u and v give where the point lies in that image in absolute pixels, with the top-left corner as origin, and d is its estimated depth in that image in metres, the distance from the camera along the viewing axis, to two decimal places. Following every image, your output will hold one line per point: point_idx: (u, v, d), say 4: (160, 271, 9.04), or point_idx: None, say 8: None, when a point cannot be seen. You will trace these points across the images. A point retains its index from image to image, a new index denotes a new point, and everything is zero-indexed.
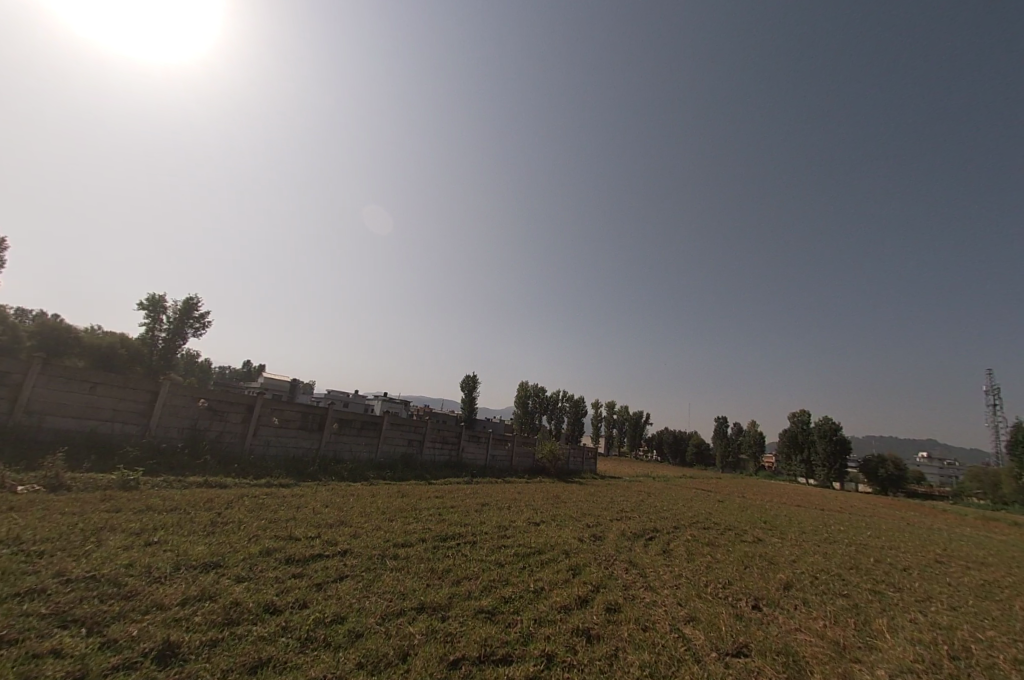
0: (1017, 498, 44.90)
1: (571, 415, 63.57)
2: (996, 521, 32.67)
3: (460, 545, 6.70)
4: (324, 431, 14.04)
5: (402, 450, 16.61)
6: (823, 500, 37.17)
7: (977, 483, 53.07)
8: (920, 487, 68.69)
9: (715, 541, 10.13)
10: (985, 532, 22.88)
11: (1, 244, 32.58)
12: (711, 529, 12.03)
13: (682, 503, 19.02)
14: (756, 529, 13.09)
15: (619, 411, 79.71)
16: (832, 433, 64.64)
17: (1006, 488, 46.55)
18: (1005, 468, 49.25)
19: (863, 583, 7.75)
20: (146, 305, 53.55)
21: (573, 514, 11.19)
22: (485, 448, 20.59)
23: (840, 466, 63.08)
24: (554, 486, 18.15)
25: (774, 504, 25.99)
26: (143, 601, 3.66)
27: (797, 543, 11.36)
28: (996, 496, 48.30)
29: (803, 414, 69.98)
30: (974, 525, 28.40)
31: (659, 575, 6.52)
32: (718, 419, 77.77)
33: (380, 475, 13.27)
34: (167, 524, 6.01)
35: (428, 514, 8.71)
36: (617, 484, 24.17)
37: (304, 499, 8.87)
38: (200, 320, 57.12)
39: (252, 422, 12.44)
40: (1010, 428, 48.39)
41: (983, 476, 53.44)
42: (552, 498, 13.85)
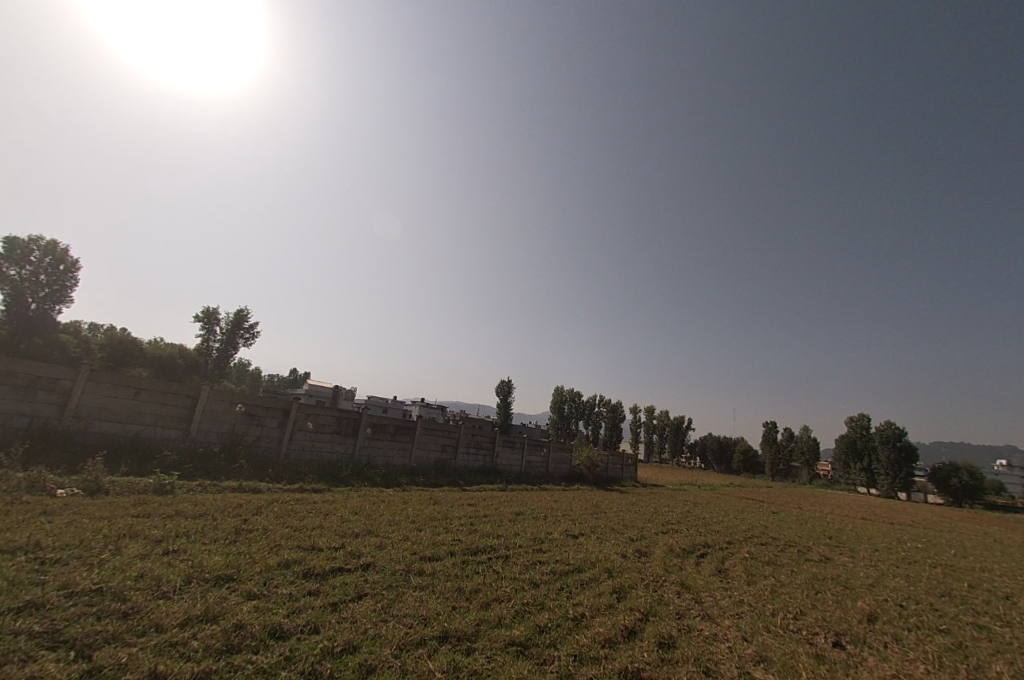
0: None
1: (608, 420, 61.96)
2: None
3: (492, 560, 6.18)
4: (358, 436, 13.95)
5: (436, 455, 16.34)
6: (889, 513, 33.97)
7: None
8: (1001, 499, 62.17)
9: (777, 560, 9.08)
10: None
11: (75, 265, 35.37)
12: (771, 545, 10.90)
13: (732, 514, 17.65)
14: (821, 547, 11.79)
15: (659, 416, 77.14)
16: (896, 439, 59.57)
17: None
18: None
19: (964, 615, 6.60)
20: (201, 318, 56.84)
21: (615, 525, 10.42)
22: (520, 454, 20.04)
23: (906, 476, 57.95)
24: (593, 494, 17.33)
25: (835, 516, 23.85)
26: (141, 621, 3.38)
27: (872, 564, 10.08)
28: None
29: (863, 418, 64.95)
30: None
31: (716, 601, 5.74)
32: (766, 424, 73.58)
33: (412, 481, 12.98)
34: (191, 530, 5.85)
35: (460, 523, 8.25)
36: (659, 492, 22.98)
37: (333, 506, 8.63)
38: (249, 331, 59.94)
39: (288, 427, 12.49)
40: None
41: None
42: (591, 507, 13.09)
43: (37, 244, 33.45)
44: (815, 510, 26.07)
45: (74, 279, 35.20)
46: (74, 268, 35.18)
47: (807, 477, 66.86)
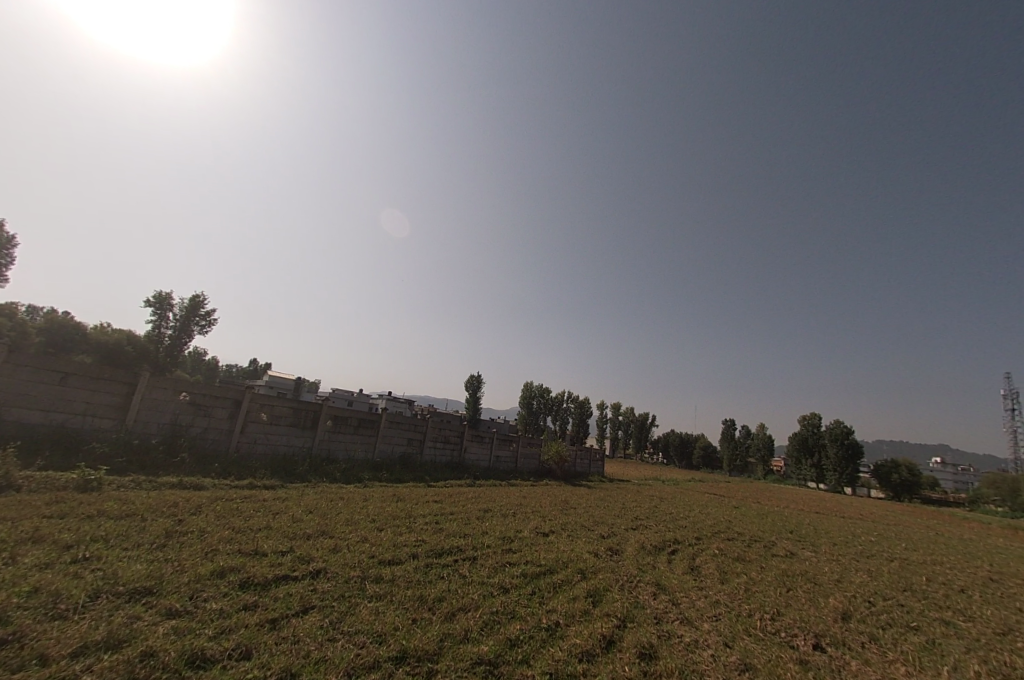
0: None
1: (577, 417, 62.47)
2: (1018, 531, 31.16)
3: (458, 562, 5.74)
4: (318, 429, 13.15)
5: (402, 450, 15.69)
6: (838, 507, 35.68)
7: (993, 490, 51.51)
8: (933, 492, 67.04)
9: (746, 556, 9.04)
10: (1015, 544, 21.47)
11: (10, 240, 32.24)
12: (737, 540, 10.95)
13: (697, 509, 17.89)
14: (784, 541, 11.98)
15: (625, 413, 78.57)
16: (844, 437, 62.94)
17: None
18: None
19: (927, 610, 6.67)
20: (152, 302, 53.28)
21: (586, 522, 10.16)
22: (488, 448, 19.64)
23: (852, 471, 61.37)
24: (562, 489, 17.14)
25: (791, 510, 24.74)
26: (21, 652, 2.73)
27: (833, 559, 10.28)
28: (1013, 505, 46.52)
29: (815, 417, 68.27)
30: (994, 532, 27.16)
31: (693, 603, 5.51)
32: (726, 422, 76.19)
33: (375, 477, 12.33)
34: (111, 534, 5.09)
35: (424, 522, 7.74)
36: (625, 487, 23.15)
37: (286, 504, 7.93)
38: (206, 318, 56.73)
39: (240, 418, 11.56)
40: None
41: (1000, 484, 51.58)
42: (561, 503, 12.84)
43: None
44: (772, 504, 26.99)
45: (8, 257, 32.09)
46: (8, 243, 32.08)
47: (762, 472, 69.74)
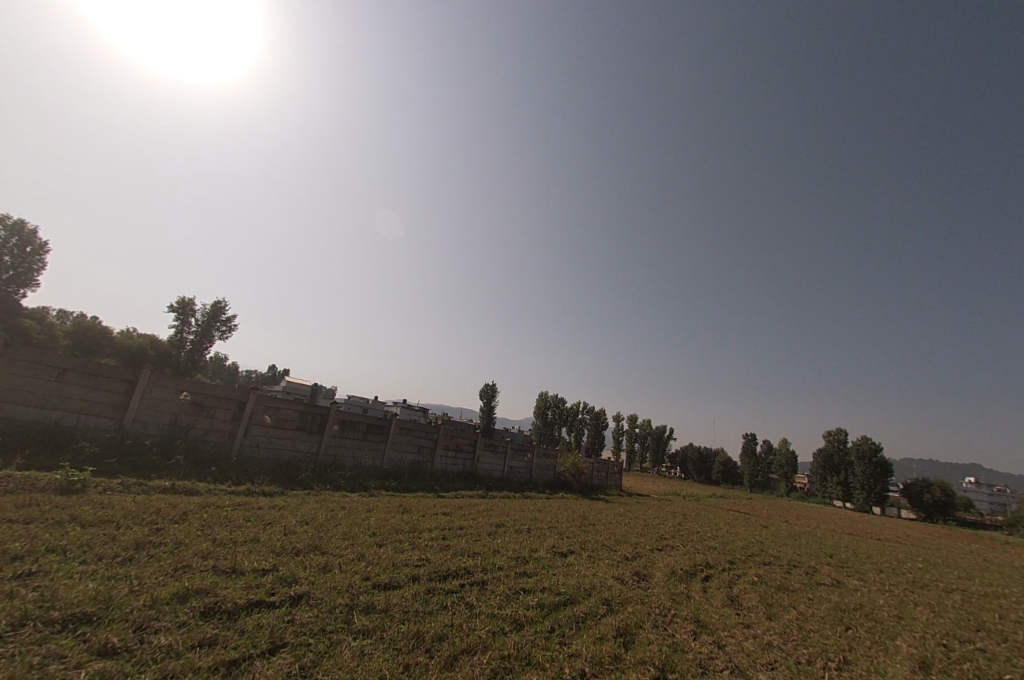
0: None
1: (592, 428, 61.12)
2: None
3: (465, 589, 4.97)
4: (324, 433, 12.58)
5: (412, 458, 15.01)
6: (869, 528, 33.62)
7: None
8: (969, 514, 63.39)
9: (790, 586, 8.03)
10: None
11: (44, 248, 33.19)
12: (775, 566, 9.89)
13: (723, 528, 16.71)
14: (826, 567, 10.86)
15: (642, 425, 76.82)
16: (872, 455, 60.04)
17: None
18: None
19: (1019, 658, 5.63)
20: (176, 308, 54.36)
21: (606, 541, 9.28)
22: (502, 459, 18.83)
23: (881, 490, 58.41)
24: (579, 504, 16.21)
25: (822, 531, 23.17)
26: None
27: (886, 590, 9.16)
28: None
29: (841, 433, 65.44)
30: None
31: (741, 647, 4.63)
32: (747, 436, 73.70)
33: (382, 486, 11.68)
34: (75, 544, 4.51)
35: (430, 537, 7.00)
36: (645, 502, 22.00)
37: (282, 513, 7.32)
38: (226, 324, 57.49)
39: (243, 421, 11.06)
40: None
41: None
42: (578, 519, 11.95)
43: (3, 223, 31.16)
44: (801, 524, 25.36)
45: (41, 262, 32.89)
46: (42, 249, 33.02)
47: (785, 489, 67.02)
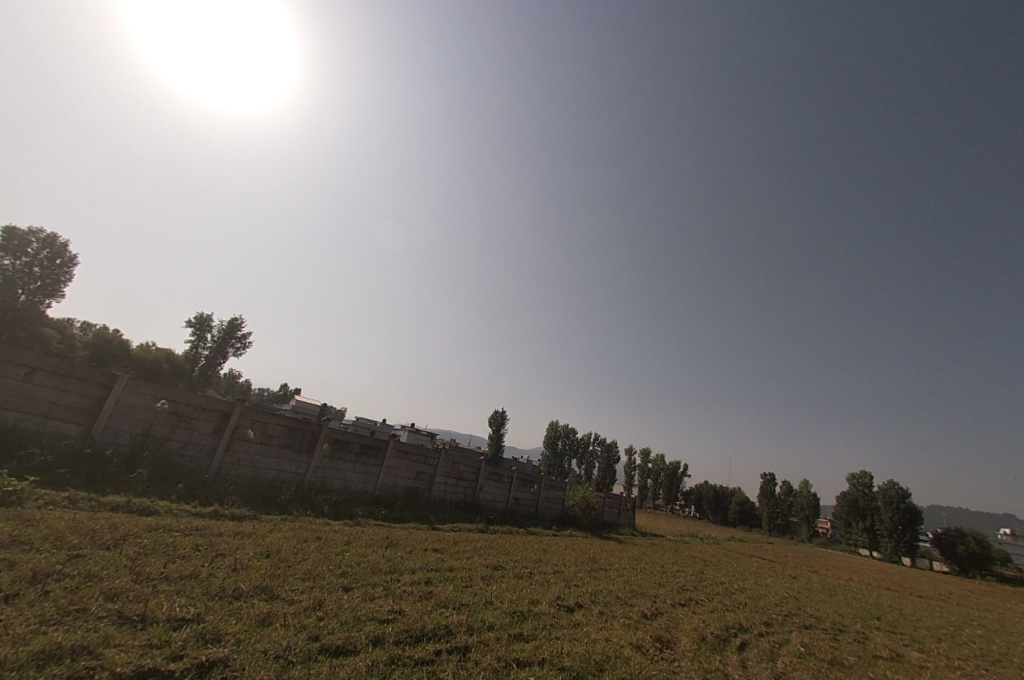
0: None
1: (603, 461, 58.93)
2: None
3: (440, 659, 3.86)
4: (313, 453, 11.62)
5: (408, 484, 13.89)
6: (903, 582, 30.77)
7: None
8: (1011, 572, 58.48)
9: (844, 659, 6.63)
10: None
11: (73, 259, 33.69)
12: (820, 631, 8.40)
13: (750, 579, 14.97)
14: (878, 633, 9.29)
15: (655, 459, 74.11)
16: (900, 501, 56.37)
17: None
18: None
19: None
20: (193, 323, 54.81)
21: (621, 593, 7.97)
22: (507, 489, 17.55)
23: (912, 540, 54.47)
24: (588, 543, 14.78)
25: (857, 585, 20.96)
26: None
27: (958, 667, 7.64)
28: None
29: (866, 476, 61.95)
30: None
31: None
32: (765, 476, 70.21)
33: (370, 514, 10.59)
34: None
35: (410, 581, 5.90)
36: (660, 544, 20.23)
37: (242, 544, 6.31)
38: (241, 341, 57.70)
39: (225, 435, 10.19)
40: None
41: None
42: (588, 562, 10.62)
43: (35, 234, 31.79)
44: (832, 576, 23.11)
45: (69, 275, 33.42)
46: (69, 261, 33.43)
47: (807, 534, 63.04)
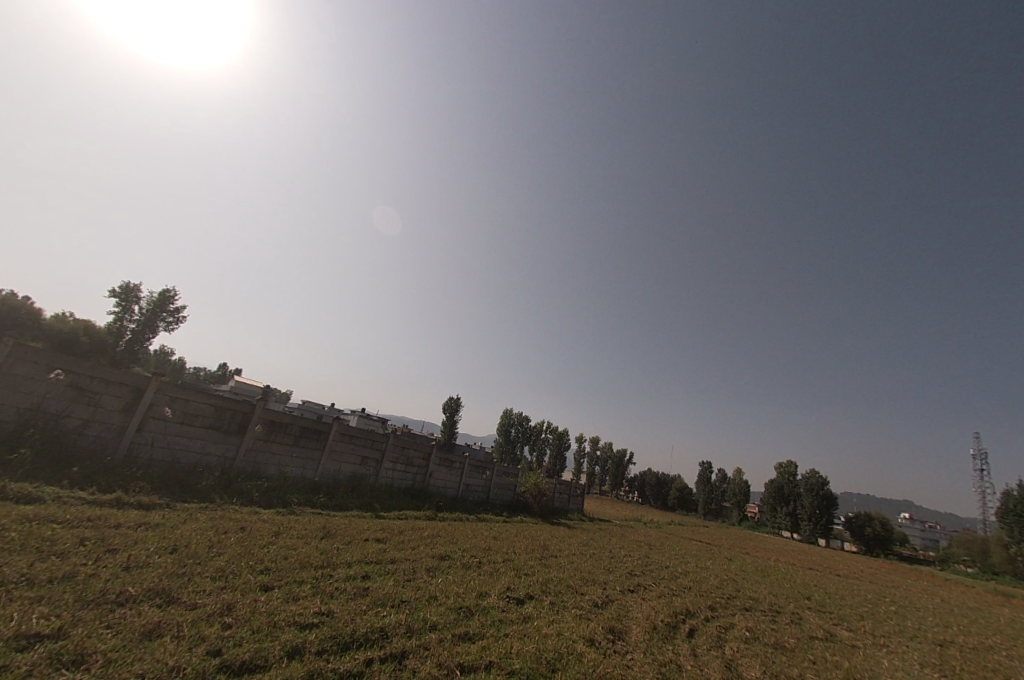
0: (1007, 569, 41.99)
1: (554, 448, 59.90)
2: (999, 594, 29.57)
3: (370, 671, 3.33)
4: (244, 435, 10.55)
5: (352, 470, 13.06)
6: (820, 561, 33.45)
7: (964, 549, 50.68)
8: (906, 550, 65.76)
9: (785, 642, 6.72)
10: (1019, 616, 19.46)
11: None
12: (760, 613, 8.61)
13: (691, 562, 15.44)
14: (810, 613, 9.71)
15: (603, 448, 76.38)
16: (820, 487, 61.51)
17: (995, 557, 43.87)
18: (995, 536, 46.48)
19: None
20: (118, 293, 49.68)
21: (571, 582, 7.73)
22: (458, 475, 17.07)
23: (828, 523, 59.68)
24: (538, 530, 14.62)
25: (783, 566, 22.41)
26: None
27: (881, 644, 8.05)
28: (985, 565, 45.33)
29: (791, 465, 67.02)
30: (988, 598, 25.45)
31: None
32: (704, 465, 74.30)
33: (307, 502, 9.74)
34: None
35: (343, 577, 5.27)
36: (607, 529, 20.57)
37: (144, 538, 5.41)
38: (174, 315, 53.04)
39: (138, 413, 8.95)
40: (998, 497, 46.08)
41: (971, 544, 50.52)
42: (538, 550, 10.37)
43: None
44: (761, 558, 24.61)
45: None
46: None
47: (738, 519, 67.53)
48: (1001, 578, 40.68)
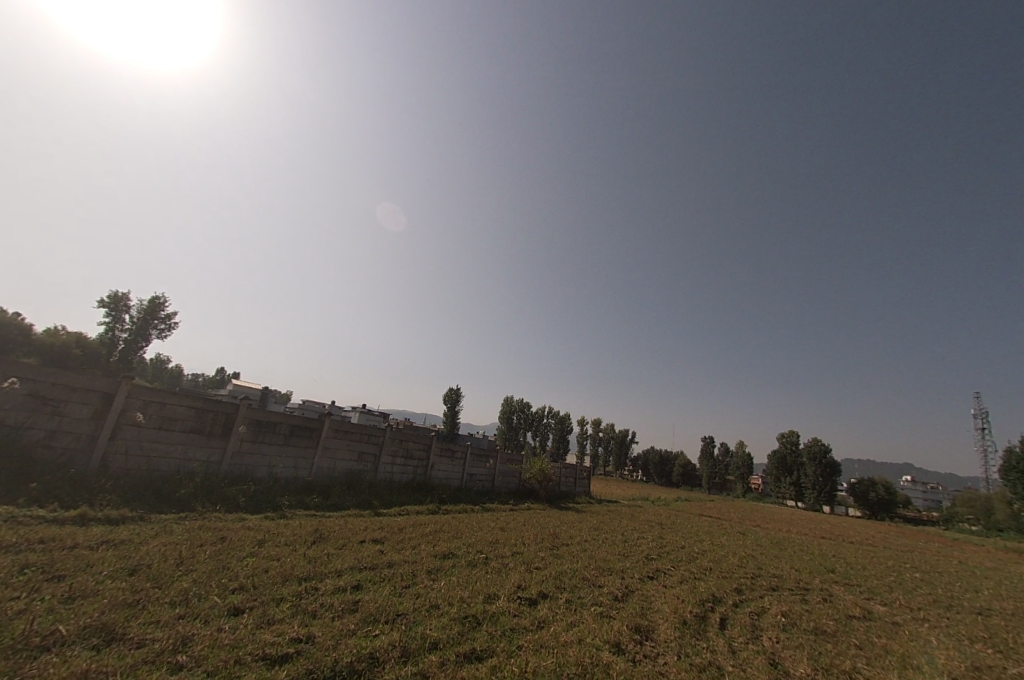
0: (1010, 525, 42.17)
1: (557, 433, 59.74)
2: (1007, 551, 29.52)
3: None
4: (229, 437, 9.86)
5: (349, 467, 12.45)
6: (828, 528, 33.33)
7: (968, 507, 50.94)
8: (909, 512, 66.43)
9: (824, 626, 6.15)
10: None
11: None
12: (788, 593, 8.05)
13: (706, 539, 14.97)
14: (838, 588, 9.21)
15: (606, 429, 76.33)
16: (822, 455, 61.62)
17: (997, 514, 44.05)
18: (999, 494, 46.62)
19: None
20: (107, 302, 48.47)
21: (587, 574, 7.13)
22: (461, 466, 16.52)
23: (832, 490, 59.90)
24: (547, 516, 14.10)
25: (795, 536, 22.10)
26: None
27: (921, 618, 7.50)
28: (989, 523, 45.57)
29: (793, 435, 67.12)
30: (999, 556, 25.33)
31: None
32: (706, 440, 74.41)
33: (299, 504, 9.09)
34: None
35: (330, 589, 4.60)
36: (616, 510, 20.15)
37: (102, 560, 4.72)
38: (166, 321, 51.98)
39: (109, 420, 8.22)
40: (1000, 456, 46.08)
41: (974, 501, 50.78)
42: (549, 539, 9.79)
43: None
44: (773, 529, 24.34)
45: None
46: None
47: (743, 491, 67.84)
48: (1006, 535, 40.82)
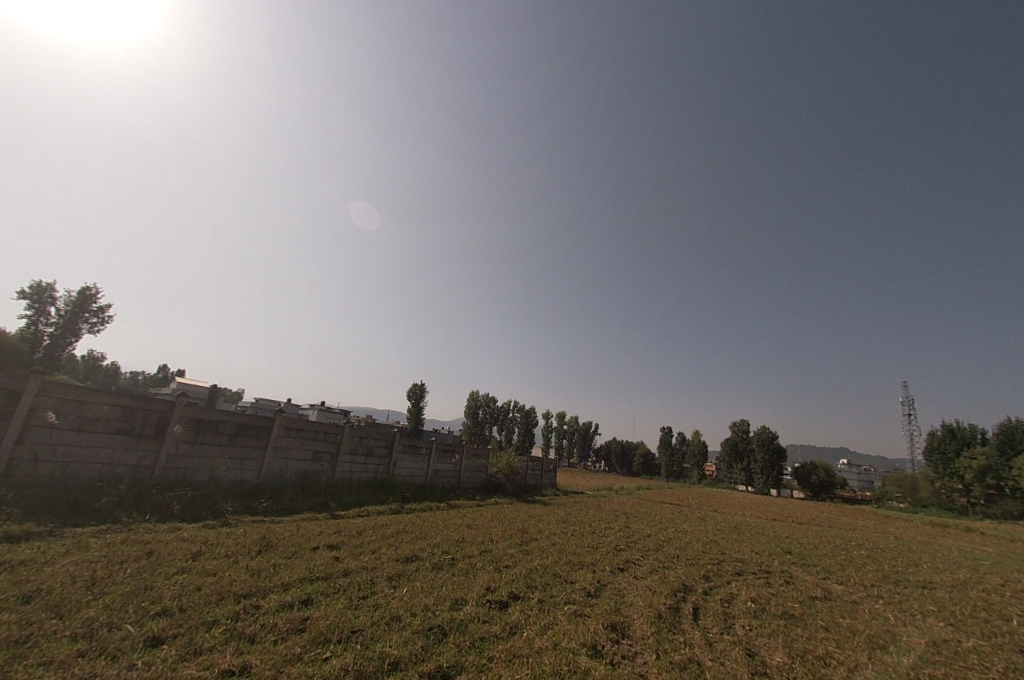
0: (932, 501, 46.15)
1: (523, 426, 59.91)
2: (932, 525, 32.17)
3: None
4: (163, 439, 8.89)
5: (303, 467, 11.64)
6: (777, 511, 35.17)
7: (897, 486, 55.38)
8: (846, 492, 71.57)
9: (792, 610, 6.17)
10: (958, 543, 20.91)
11: None
12: (753, 577, 8.13)
13: (669, 527, 15.19)
14: (797, 569, 9.46)
15: (570, 422, 77.40)
16: (770, 442, 65.18)
17: (921, 491, 48.07)
18: (923, 473, 50.90)
19: None
20: (30, 294, 43.80)
21: (557, 570, 6.87)
22: (425, 462, 15.94)
23: (779, 474, 63.54)
24: (514, 511, 13.82)
25: (749, 519, 23.06)
26: None
27: (876, 595, 7.77)
28: (914, 499, 49.68)
29: (744, 423, 70.54)
30: (925, 530, 27.57)
31: None
32: (665, 430, 77.01)
33: (244, 510, 8.30)
34: None
35: (274, 607, 4.06)
36: (581, 502, 20.18)
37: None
38: (100, 314, 47.68)
39: (14, 422, 7.12)
40: (925, 439, 50.26)
41: (902, 481, 55.28)
42: (517, 534, 9.49)
43: None
44: (729, 514, 25.29)
45: None
46: None
47: (699, 477, 70.82)
48: (929, 510, 44.65)
